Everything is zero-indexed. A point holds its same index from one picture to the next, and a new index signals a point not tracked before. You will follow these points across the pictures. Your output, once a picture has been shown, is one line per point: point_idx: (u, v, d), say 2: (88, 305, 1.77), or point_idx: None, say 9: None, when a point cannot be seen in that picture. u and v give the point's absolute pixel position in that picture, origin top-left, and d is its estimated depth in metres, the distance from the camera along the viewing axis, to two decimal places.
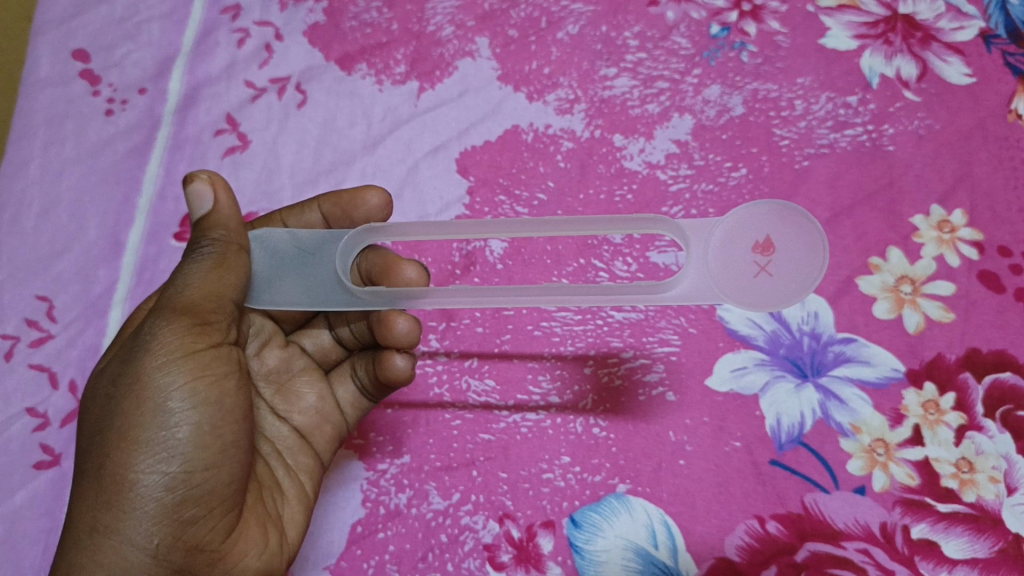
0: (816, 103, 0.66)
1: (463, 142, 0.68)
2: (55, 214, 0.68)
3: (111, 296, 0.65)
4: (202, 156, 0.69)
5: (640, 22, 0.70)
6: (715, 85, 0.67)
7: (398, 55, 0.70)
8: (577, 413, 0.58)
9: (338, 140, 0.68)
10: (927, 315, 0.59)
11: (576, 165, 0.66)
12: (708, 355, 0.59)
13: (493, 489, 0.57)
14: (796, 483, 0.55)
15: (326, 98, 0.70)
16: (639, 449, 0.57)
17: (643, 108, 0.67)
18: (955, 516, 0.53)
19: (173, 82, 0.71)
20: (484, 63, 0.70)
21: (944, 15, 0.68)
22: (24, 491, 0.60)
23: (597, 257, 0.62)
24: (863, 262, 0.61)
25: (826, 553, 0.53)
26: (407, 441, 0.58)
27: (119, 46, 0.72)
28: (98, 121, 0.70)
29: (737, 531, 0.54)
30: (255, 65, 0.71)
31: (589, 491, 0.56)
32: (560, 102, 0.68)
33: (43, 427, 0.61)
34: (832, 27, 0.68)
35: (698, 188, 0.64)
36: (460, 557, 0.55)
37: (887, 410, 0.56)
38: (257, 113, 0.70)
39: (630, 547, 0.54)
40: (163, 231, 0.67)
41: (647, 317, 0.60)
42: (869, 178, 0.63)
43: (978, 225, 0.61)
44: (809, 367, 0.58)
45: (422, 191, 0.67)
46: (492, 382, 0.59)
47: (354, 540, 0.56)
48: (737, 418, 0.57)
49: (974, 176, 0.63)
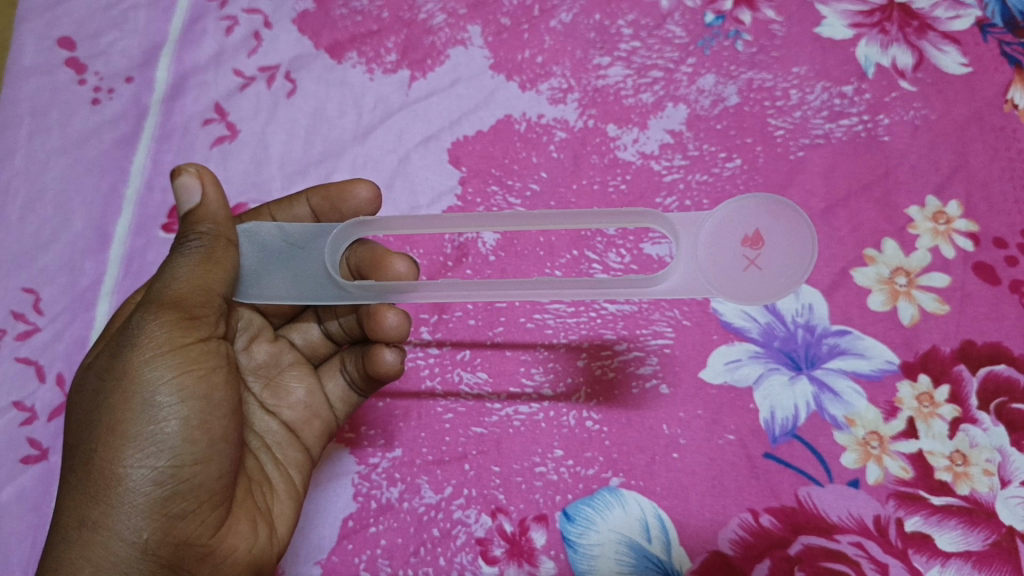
0: (811, 93, 0.65)
1: (455, 132, 0.67)
2: (41, 205, 0.67)
3: (98, 288, 0.64)
4: (190, 147, 0.68)
5: (634, 10, 0.69)
6: (709, 74, 0.66)
7: (389, 43, 0.69)
8: (570, 406, 0.57)
9: (328, 130, 0.67)
10: (922, 307, 0.58)
11: (569, 156, 0.65)
12: (702, 348, 0.58)
13: (486, 483, 0.56)
14: (790, 476, 0.55)
15: (315, 87, 0.68)
16: (633, 442, 0.56)
17: (637, 98, 0.66)
18: (949, 509, 0.53)
19: (160, 71, 0.70)
20: (476, 52, 0.68)
21: (941, 4, 0.67)
22: (11, 486, 0.59)
23: (590, 248, 0.62)
24: (859, 253, 0.60)
25: (820, 547, 0.53)
26: (399, 434, 0.58)
27: (104, 33, 0.71)
28: (84, 110, 0.69)
29: (731, 525, 0.54)
30: (244, 54, 0.70)
31: (582, 485, 0.56)
32: (554, 91, 0.67)
33: (30, 421, 0.61)
34: (828, 16, 0.68)
35: (692, 178, 0.63)
36: (452, 552, 0.55)
37: (881, 402, 0.56)
38: (246, 103, 0.68)
39: (623, 541, 0.54)
40: (150, 223, 0.66)
41: (641, 309, 0.59)
42: (865, 168, 0.63)
43: (974, 216, 0.61)
44: (803, 360, 0.57)
45: (413, 182, 0.66)
46: (485, 374, 0.59)
47: (345, 535, 0.55)
48: (731, 411, 0.56)
49: (970, 167, 0.62)
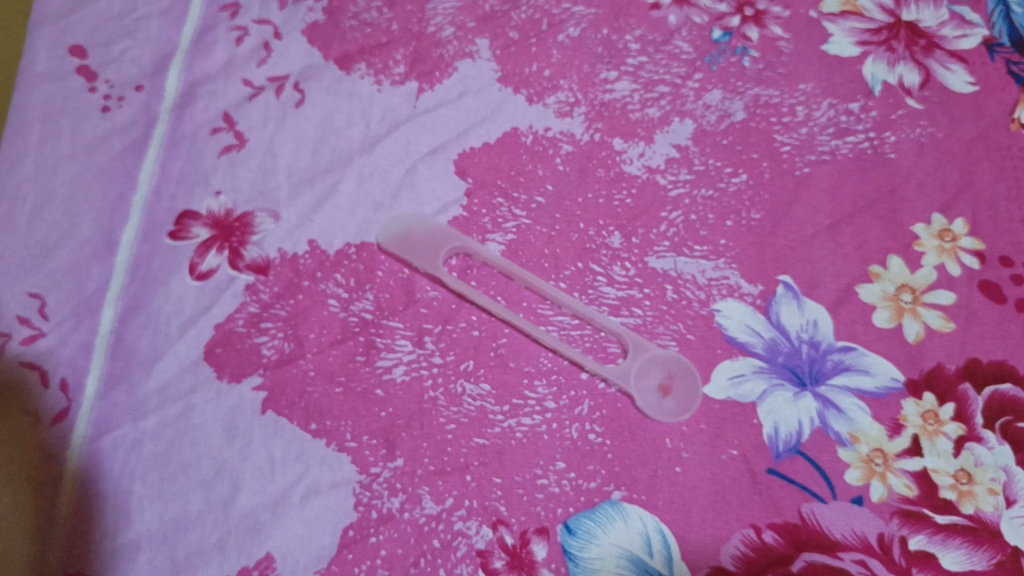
0: (818, 109, 0.66)
1: (462, 144, 0.67)
2: (48, 210, 0.66)
3: (104, 294, 0.63)
4: (198, 155, 0.68)
5: (641, 26, 0.70)
6: (716, 90, 0.67)
7: (398, 55, 0.70)
8: (573, 419, 0.57)
9: (335, 140, 0.67)
10: (928, 324, 0.58)
11: (575, 168, 0.65)
12: (706, 362, 0.58)
13: (487, 495, 0.56)
14: (793, 492, 0.54)
15: (323, 97, 0.69)
16: (635, 456, 0.56)
17: (643, 112, 0.66)
18: (953, 528, 0.53)
19: (170, 80, 0.70)
20: (484, 65, 0.69)
21: (948, 24, 0.69)
22: (12, 492, 0.57)
23: (595, 261, 0.62)
24: (864, 270, 0.60)
25: (822, 564, 0.52)
26: (401, 444, 0.57)
27: (116, 42, 0.72)
28: (93, 117, 0.69)
29: (733, 540, 0.54)
30: (254, 64, 0.70)
31: (584, 498, 0.55)
32: (560, 105, 0.67)
33: (34, 426, 0.58)
34: (835, 34, 0.68)
35: (698, 193, 0.63)
36: (452, 563, 0.54)
37: (886, 419, 0.56)
38: (255, 113, 0.69)
39: (625, 555, 0.54)
40: (157, 229, 0.65)
41: (645, 322, 0.59)
42: (870, 185, 0.63)
43: (979, 234, 0.61)
44: (808, 376, 0.57)
45: (420, 193, 0.65)
46: (488, 386, 0.58)
47: (345, 544, 0.55)
48: (735, 426, 0.56)
49: (976, 185, 0.63)
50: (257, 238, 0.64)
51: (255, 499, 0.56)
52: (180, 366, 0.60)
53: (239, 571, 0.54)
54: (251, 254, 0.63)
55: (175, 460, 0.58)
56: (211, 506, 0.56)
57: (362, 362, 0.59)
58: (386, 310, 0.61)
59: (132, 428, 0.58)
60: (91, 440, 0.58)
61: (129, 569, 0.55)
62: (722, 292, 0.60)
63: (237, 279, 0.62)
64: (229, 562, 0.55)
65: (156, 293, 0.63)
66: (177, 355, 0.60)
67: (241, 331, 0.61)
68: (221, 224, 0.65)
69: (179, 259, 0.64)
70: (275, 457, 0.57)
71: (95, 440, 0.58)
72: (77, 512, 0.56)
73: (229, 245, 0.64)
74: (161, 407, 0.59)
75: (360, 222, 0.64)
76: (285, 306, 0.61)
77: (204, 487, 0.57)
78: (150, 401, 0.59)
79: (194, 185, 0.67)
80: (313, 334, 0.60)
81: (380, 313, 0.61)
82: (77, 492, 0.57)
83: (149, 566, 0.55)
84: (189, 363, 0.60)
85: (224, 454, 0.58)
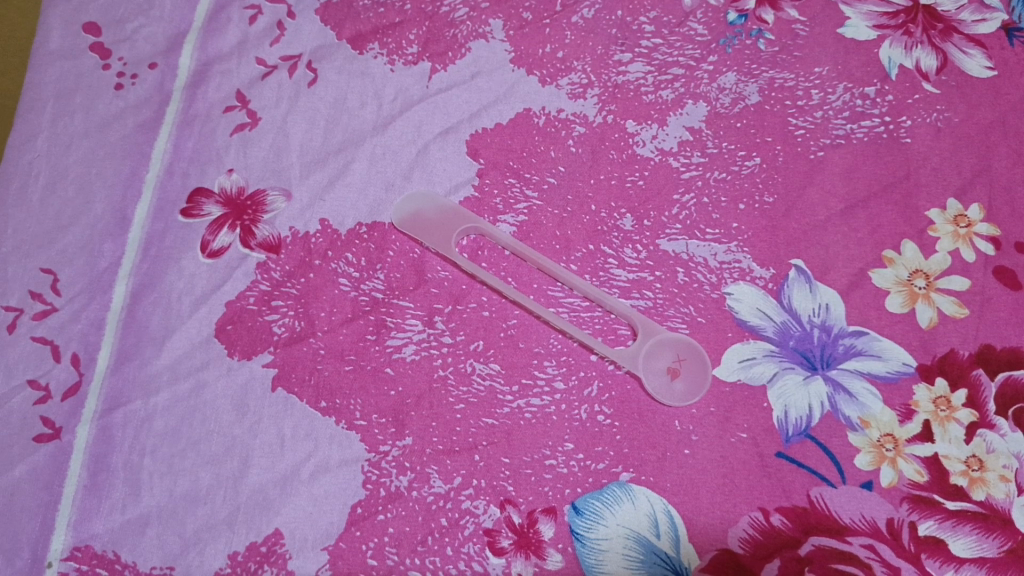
0: (833, 93, 0.65)
1: (474, 124, 0.66)
2: (62, 187, 0.66)
3: (116, 271, 0.63)
4: (210, 134, 0.67)
5: (656, 8, 0.69)
6: (731, 72, 0.66)
7: (411, 35, 0.69)
8: (583, 400, 0.57)
9: (348, 120, 0.67)
10: (941, 310, 0.58)
11: (587, 150, 0.65)
12: (717, 345, 0.58)
13: (495, 474, 0.56)
14: (802, 476, 0.54)
15: (337, 76, 0.69)
16: (644, 437, 0.56)
17: (657, 94, 0.66)
18: (964, 514, 0.52)
19: (183, 58, 0.70)
20: (497, 46, 0.68)
21: (967, 7, 0.68)
22: (24, 464, 0.57)
23: (607, 244, 0.61)
24: (877, 255, 0.60)
25: (830, 548, 0.52)
26: (410, 423, 0.57)
27: (130, 20, 0.72)
28: (107, 94, 0.69)
29: (741, 523, 0.53)
30: (267, 43, 0.70)
31: (592, 479, 0.55)
32: (573, 86, 0.67)
33: (45, 400, 0.59)
34: (852, 17, 0.68)
35: (711, 176, 0.63)
36: (459, 542, 0.54)
37: (897, 405, 0.56)
38: (268, 91, 0.68)
39: (631, 536, 0.54)
40: (170, 207, 0.65)
41: (656, 304, 0.59)
42: (885, 170, 0.62)
43: (995, 220, 0.60)
44: (819, 360, 0.57)
45: (432, 172, 0.65)
46: (497, 366, 0.58)
47: (353, 521, 0.55)
48: (744, 409, 0.56)
49: (993, 170, 0.62)
50: (268, 217, 0.64)
51: (264, 476, 0.57)
52: (192, 343, 0.60)
53: (248, 546, 0.55)
54: (261, 233, 0.63)
55: (186, 436, 0.58)
56: (220, 482, 0.57)
57: (372, 341, 0.59)
58: (397, 289, 0.61)
59: (143, 403, 0.59)
60: (102, 414, 0.58)
61: (139, 542, 0.55)
62: (734, 275, 0.60)
63: (249, 258, 0.63)
64: (237, 537, 0.55)
65: (169, 270, 0.63)
66: (188, 332, 0.61)
67: (252, 309, 0.61)
68: (233, 202, 0.65)
69: (190, 237, 0.64)
70: (285, 434, 0.57)
71: (106, 415, 0.58)
72: (86, 485, 0.57)
73: (241, 223, 0.64)
74: (172, 383, 0.59)
75: (372, 202, 0.64)
76: (295, 284, 0.61)
77: (214, 463, 0.57)
78: (162, 376, 0.59)
79: (208, 163, 0.67)
80: (323, 313, 0.60)
81: (391, 293, 0.61)
82: (87, 465, 0.57)
83: (158, 540, 0.55)
84: (200, 340, 0.60)
85: (235, 430, 0.58)
